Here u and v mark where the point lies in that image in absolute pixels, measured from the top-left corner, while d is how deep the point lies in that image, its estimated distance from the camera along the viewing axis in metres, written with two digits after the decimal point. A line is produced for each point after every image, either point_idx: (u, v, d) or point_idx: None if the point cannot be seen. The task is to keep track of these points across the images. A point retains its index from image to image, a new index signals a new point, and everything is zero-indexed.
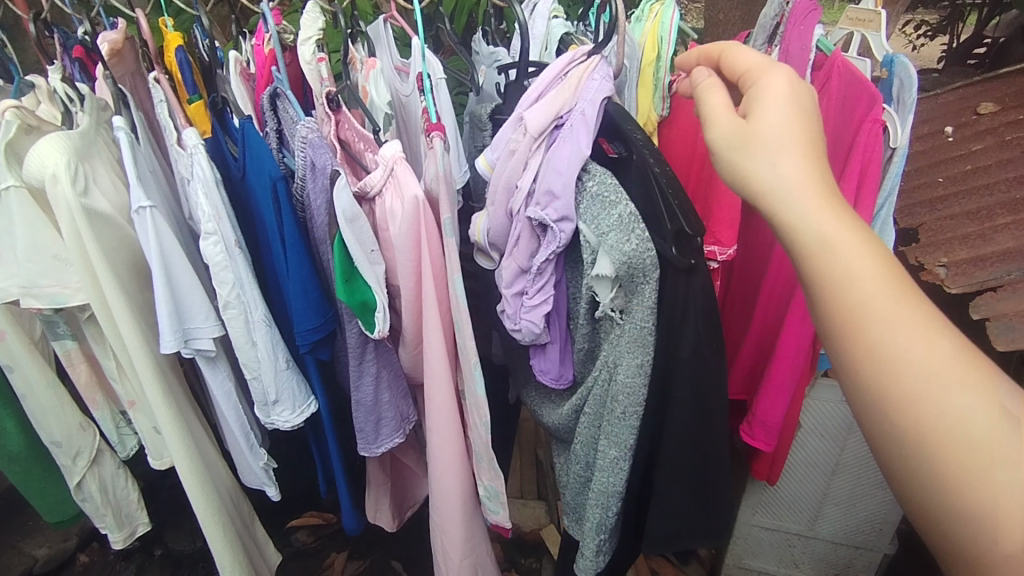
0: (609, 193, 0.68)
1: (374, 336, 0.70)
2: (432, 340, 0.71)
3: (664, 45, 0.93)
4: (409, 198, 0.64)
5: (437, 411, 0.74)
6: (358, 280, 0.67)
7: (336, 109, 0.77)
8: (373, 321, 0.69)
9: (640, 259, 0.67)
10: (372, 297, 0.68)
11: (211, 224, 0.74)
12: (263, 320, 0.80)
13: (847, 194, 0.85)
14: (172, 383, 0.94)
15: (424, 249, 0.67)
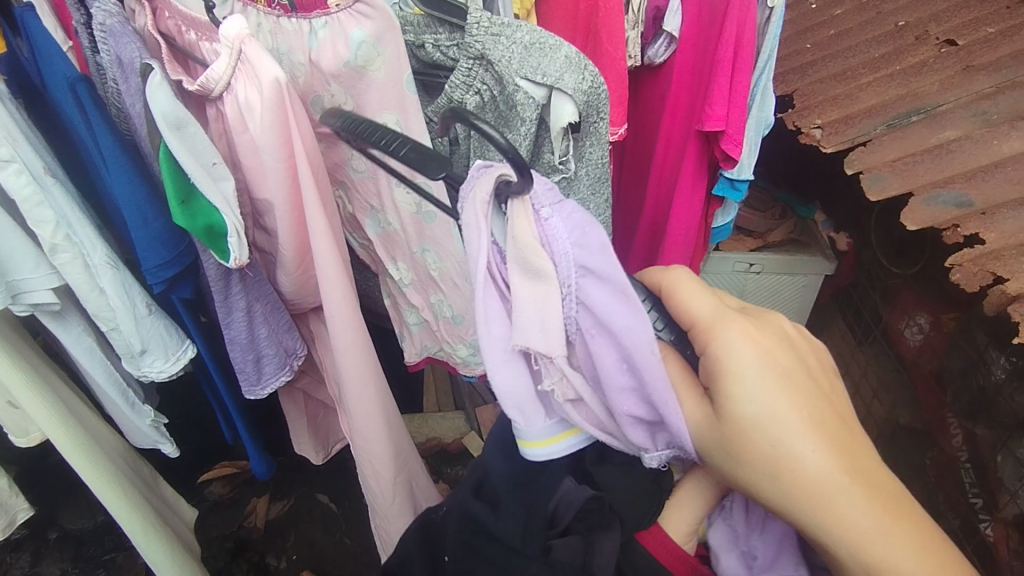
0: (543, 39, 0.70)
1: (231, 266, 0.60)
2: (322, 252, 0.62)
3: None
4: (267, 82, 0.53)
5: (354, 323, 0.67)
6: (198, 199, 0.57)
7: None
8: (226, 249, 0.59)
9: (595, 93, 0.72)
10: (219, 219, 0.58)
11: (4, 148, 0.59)
12: (106, 261, 0.69)
13: (727, 57, 0.84)
14: (24, 350, 0.81)
15: (297, 146, 0.57)
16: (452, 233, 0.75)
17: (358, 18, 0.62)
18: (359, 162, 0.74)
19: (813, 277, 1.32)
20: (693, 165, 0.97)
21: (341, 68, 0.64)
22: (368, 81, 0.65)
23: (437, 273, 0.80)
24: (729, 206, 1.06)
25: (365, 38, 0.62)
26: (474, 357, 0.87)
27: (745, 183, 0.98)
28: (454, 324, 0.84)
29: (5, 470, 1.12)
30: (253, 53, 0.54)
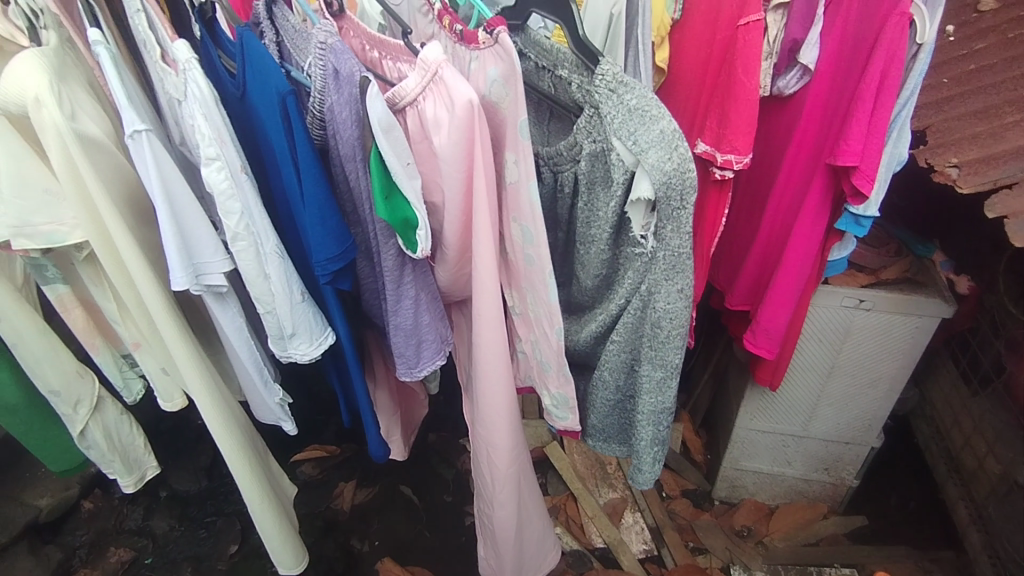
0: (650, 107, 0.68)
1: (417, 256, 0.65)
2: (483, 253, 0.68)
3: None
4: (462, 102, 0.59)
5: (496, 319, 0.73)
6: (397, 196, 0.63)
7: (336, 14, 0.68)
8: (415, 240, 0.64)
9: (679, 177, 0.68)
10: (413, 215, 0.63)
11: (213, 148, 0.69)
12: (277, 251, 0.76)
13: (869, 92, 0.83)
14: (185, 324, 0.91)
15: (479, 161, 0.63)
16: (548, 283, 0.76)
17: (496, 57, 0.65)
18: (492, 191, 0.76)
19: (928, 319, 1.27)
20: (816, 198, 0.97)
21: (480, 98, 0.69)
22: (500, 116, 0.68)
23: (533, 314, 0.82)
24: (847, 241, 1.04)
25: (498, 78, 0.66)
26: (557, 410, 0.90)
27: (870, 221, 0.96)
28: (543, 370, 0.87)
29: (142, 429, 1.24)
30: (448, 74, 0.60)
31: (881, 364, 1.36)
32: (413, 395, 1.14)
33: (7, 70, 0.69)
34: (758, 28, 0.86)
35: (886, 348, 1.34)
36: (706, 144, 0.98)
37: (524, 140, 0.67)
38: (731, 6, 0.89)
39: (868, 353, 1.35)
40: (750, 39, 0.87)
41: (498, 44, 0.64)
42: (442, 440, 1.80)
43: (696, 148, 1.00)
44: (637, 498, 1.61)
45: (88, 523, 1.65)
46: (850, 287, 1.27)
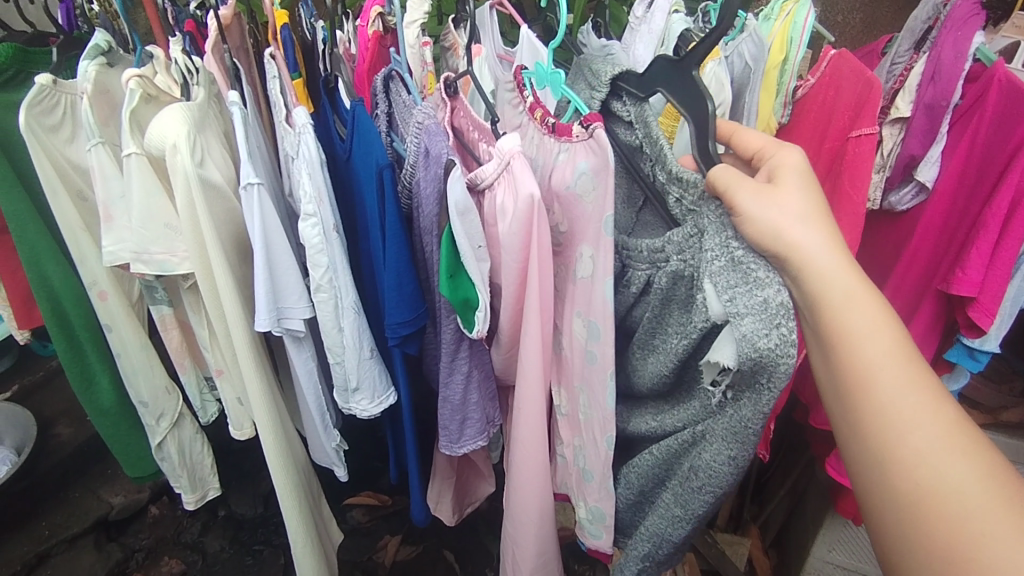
0: (752, 262, 0.55)
1: (473, 335, 0.65)
2: (528, 343, 0.69)
3: (795, 49, 0.86)
4: (523, 196, 0.59)
5: (537, 404, 0.72)
6: (462, 275, 0.64)
7: (452, 95, 0.74)
8: (472, 320, 0.65)
9: (773, 362, 0.53)
10: (474, 295, 0.64)
11: (312, 206, 0.73)
12: (353, 306, 0.79)
13: (995, 220, 0.76)
14: (263, 360, 0.96)
15: (534, 250, 0.63)
16: (607, 387, 0.73)
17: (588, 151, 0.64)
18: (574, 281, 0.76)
19: None
20: (925, 323, 0.90)
21: (563, 189, 0.69)
22: (583, 207, 0.67)
23: (583, 418, 0.79)
24: (960, 373, 0.93)
25: (587, 171, 0.65)
26: (591, 526, 0.84)
27: (988, 357, 0.86)
28: (583, 479, 0.83)
29: (212, 450, 1.30)
30: (517, 166, 0.60)
31: None
32: (476, 468, 1.10)
33: (156, 119, 0.79)
34: (870, 142, 0.81)
35: None
36: None
37: (604, 236, 0.65)
38: (843, 118, 0.85)
39: None
40: (861, 153, 0.82)
41: (593, 138, 0.63)
42: (493, 510, 1.75)
43: None
44: None
45: (150, 529, 1.74)
46: None
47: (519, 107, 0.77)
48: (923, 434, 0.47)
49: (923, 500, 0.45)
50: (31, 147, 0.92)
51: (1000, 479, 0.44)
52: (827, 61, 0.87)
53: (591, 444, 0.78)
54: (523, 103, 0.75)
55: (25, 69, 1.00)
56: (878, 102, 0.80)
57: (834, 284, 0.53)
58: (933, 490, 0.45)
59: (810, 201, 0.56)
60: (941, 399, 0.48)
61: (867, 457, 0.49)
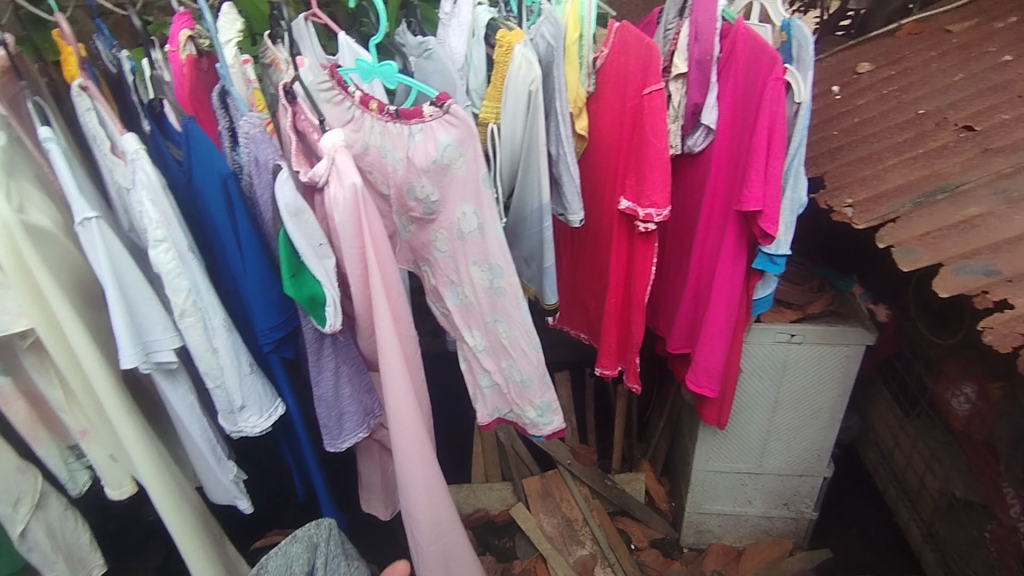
0: None
1: (326, 330, 0.71)
2: (382, 325, 0.74)
3: (585, 26, 0.99)
4: (347, 186, 0.67)
5: (405, 384, 0.78)
6: (304, 274, 0.68)
7: (292, 100, 0.78)
8: (323, 315, 0.70)
9: None
10: (320, 290, 0.69)
11: (160, 230, 0.73)
12: (223, 324, 0.80)
13: (761, 145, 0.94)
14: (133, 405, 0.91)
15: (367, 237, 0.70)
16: (520, 306, 0.87)
17: (447, 126, 0.76)
18: (443, 244, 0.85)
19: (855, 348, 1.36)
20: (733, 242, 1.06)
21: (430, 164, 0.78)
22: (452, 174, 0.79)
23: (506, 341, 0.90)
24: (768, 280, 1.12)
25: (450, 143, 0.77)
26: (542, 418, 0.96)
27: (783, 259, 1.04)
28: (522, 388, 0.94)
29: (88, 525, 1.19)
30: (337, 160, 0.68)
31: (820, 395, 1.44)
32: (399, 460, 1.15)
33: None
34: (660, 96, 0.97)
35: (822, 379, 1.42)
36: (626, 201, 1.07)
37: (485, 188, 0.80)
38: (634, 79, 0.99)
39: (807, 385, 1.43)
40: (657, 107, 0.97)
41: (449, 113, 0.76)
42: None
43: (619, 205, 1.09)
44: (607, 552, 1.57)
45: None
46: (781, 322, 1.36)
47: (344, 105, 0.79)
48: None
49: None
50: None
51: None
52: (614, 34, 1.01)
53: (520, 356, 0.90)
54: (349, 99, 0.79)
55: None
56: (659, 62, 0.95)
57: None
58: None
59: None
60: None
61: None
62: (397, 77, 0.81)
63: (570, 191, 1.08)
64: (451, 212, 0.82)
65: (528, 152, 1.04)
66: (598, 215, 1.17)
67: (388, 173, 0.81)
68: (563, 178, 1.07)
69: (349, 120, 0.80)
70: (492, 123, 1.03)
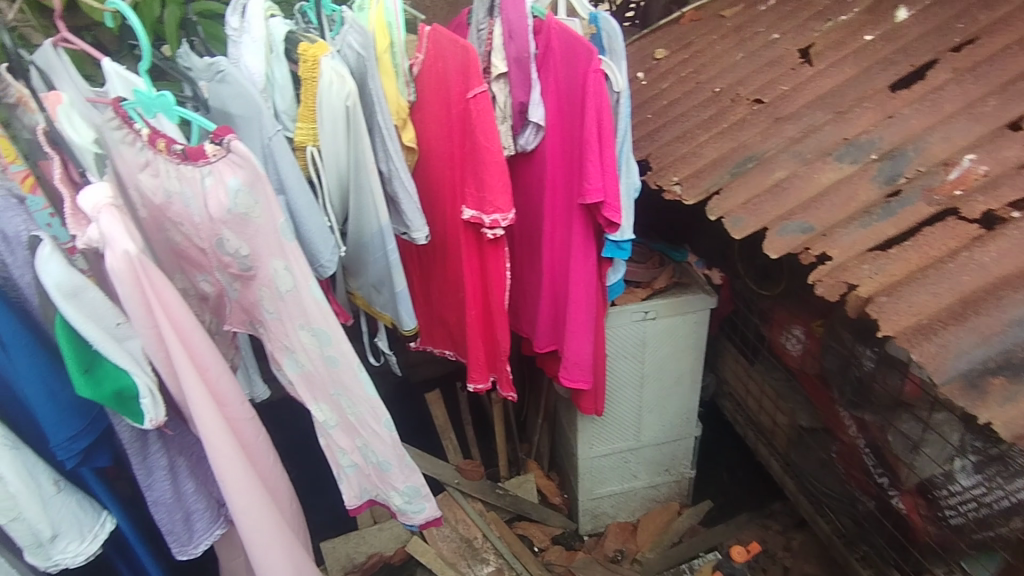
0: None
1: (149, 427, 0.58)
2: (203, 412, 0.61)
3: (395, 31, 0.93)
4: (118, 256, 0.54)
5: (248, 478, 0.65)
6: (100, 365, 0.55)
7: (55, 143, 0.66)
8: (141, 411, 0.58)
9: None
10: (126, 381, 0.56)
11: None
12: (4, 442, 0.62)
13: (592, 138, 0.95)
14: None
15: (160, 313, 0.58)
16: (359, 377, 0.77)
17: (233, 167, 0.66)
18: (268, 305, 0.74)
19: (701, 313, 1.46)
20: (581, 235, 1.06)
21: (225, 214, 0.68)
22: (253, 226, 0.68)
23: (354, 417, 0.81)
24: (618, 265, 1.15)
25: (241, 187, 0.66)
26: (410, 505, 0.88)
27: (628, 243, 1.07)
28: (383, 471, 0.85)
29: None
30: (102, 224, 0.54)
31: (678, 362, 1.52)
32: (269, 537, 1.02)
33: None
34: (485, 99, 0.93)
35: (678, 347, 1.50)
36: (469, 209, 1.02)
37: (290, 243, 0.69)
38: (457, 83, 0.95)
39: (667, 356, 1.50)
40: (483, 110, 0.93)
41: (232, 152, 0.65)
42: None
43: (463, 214, 1.04)
44: (513, 563, 1.53)
45: None
46: (634, 301, 1.42)
47: (138, 144, 0.70)
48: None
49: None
50: None
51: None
52: (426, 39, 0.96)
53: (373, 436, 0.81)
54: (139, 138, 0.69)
55: None
56: (478, 63, 0.91)
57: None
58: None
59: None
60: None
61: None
62: (181, 109, 0.69)
63: (410, 209, 1.01)
64: (264, 269, 0.71)
65: (357, 173, 0.95)
66: (442, 228, 1.11)
67: (196, 225, 0.70)
68: (398, 193, 1.00)
69: (147, 164, 0.70)
70: (310, 146, 0.92)
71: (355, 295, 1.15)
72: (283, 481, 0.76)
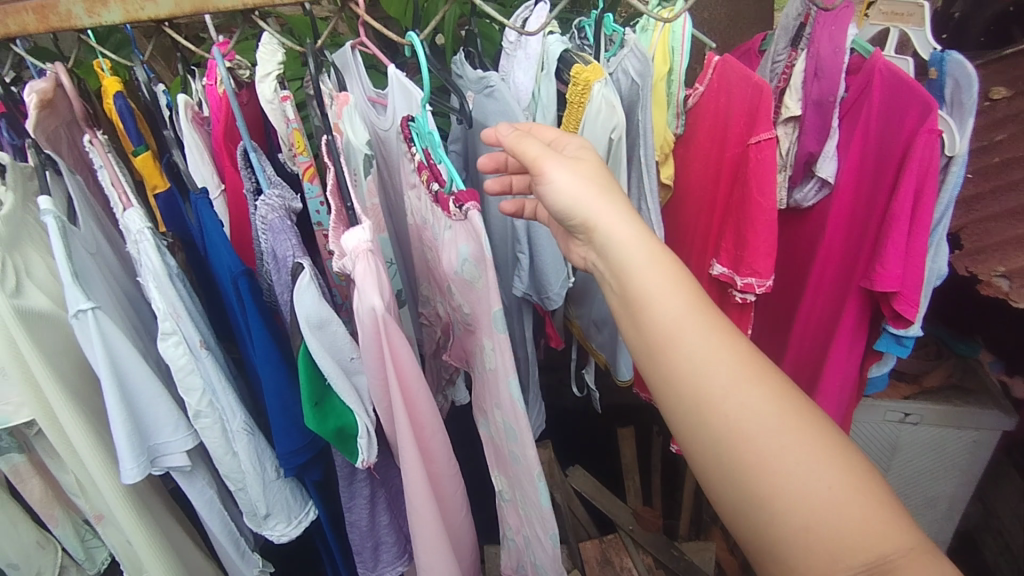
0: None
1: (359, 465, 0.60)
2: (410, 468, 0.59)
3: (677, 59, 0.81)
4: (363, 309, 0.52)
5: (438, 535, 0.63)
6: (330, 400, 0.57)
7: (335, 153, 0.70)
8: (355, 449, 0.59)
9: None
10: (351, 420, 0.58)
11: (169, 323, 0.61)
12: (244, 427, 0.67)
13: (903, 214, 0.75)
14: (149, 498, 0.81)
15: (390, 365, 0.55)
16: (537, 486, 0.70)
17: (468, 235, 0.61)
18: (481, 364, 0.72)
19: (985, 433, 1.14)
20: (853, 319, 0.87)
21: (454, 274, 0.65)
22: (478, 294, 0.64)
23: (525, 512, 0.74)
24: (887, 360, 0.92)
25: (469, 257, 0.62)
26: None
27: (914, 342, 0.85)
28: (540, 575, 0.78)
29: None
30: (358, 274, 0.52)
31: (936, 481, 1.22)
32: None
33: None
34: (771, 147, 0.78)
35: (940, 464, 1.20)
36: (721, 266, 0.90)
37: (499, 331, 0.63)
38: (738, 125, 0.82)
39: (922, 470, 1.21)
40: (764, 160, 0.79)
41: (468, 220, 0.60)
42: None
43: (712, 268, 0.93)
44: None
45: None
46: (893, 398, 1.15)
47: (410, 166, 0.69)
48: (750, 408, 0.48)
49: (730, 461, 0.48)
50: None
51: (863, 486, 0.46)
52: (712, 69, 0.83)
53: (537, 540, 0.74)
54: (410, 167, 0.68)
55: None
56: (769, 106, 0.77)
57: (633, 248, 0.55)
58: (755, 456, 0.47)
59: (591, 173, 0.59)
60: (844, 457, 0.46)
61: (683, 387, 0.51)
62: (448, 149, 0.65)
63: None
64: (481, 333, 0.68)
65: None
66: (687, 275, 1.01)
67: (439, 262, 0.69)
68: (642, 236, 0.91)
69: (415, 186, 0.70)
70: None
71: (572, 323, 1.10)
72: (469, 534, 0.73)
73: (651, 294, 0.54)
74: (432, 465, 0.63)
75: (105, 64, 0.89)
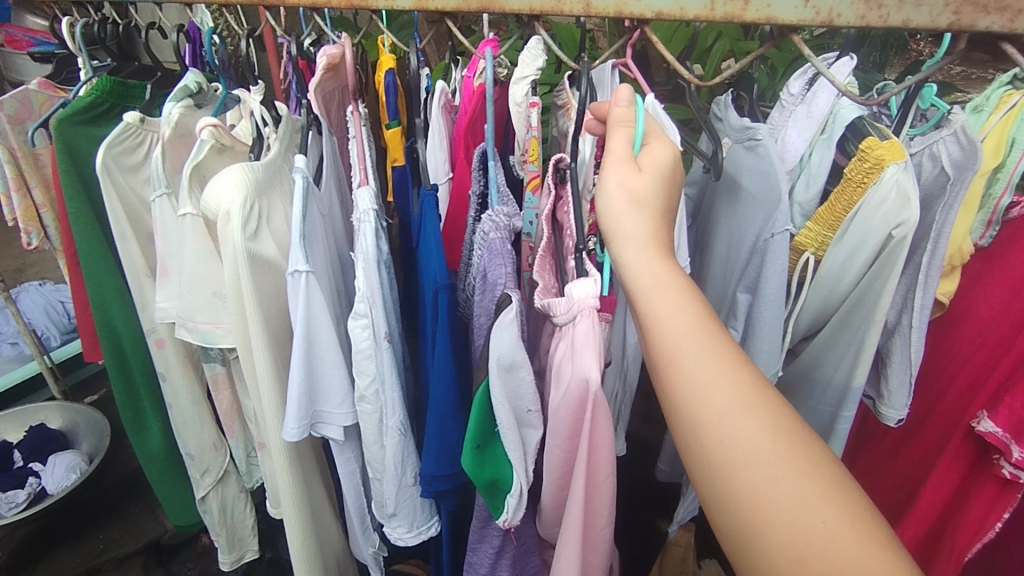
0: None
1: (499, 523, 0.61)
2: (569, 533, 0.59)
3: (1015, 157, 0.63)
4: (578, 378, 0.52)
5: None
6: (492, 445, 0.60)
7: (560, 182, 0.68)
8: (501, 507, 0.61)
9: None
10: (504, 476, 0.60)
11: (363, 306, 0.62)
12: (397, 427, 0.67)
13: None
14: (303, 451, 0.85)
15: (586, 432, 0.54)
16: None
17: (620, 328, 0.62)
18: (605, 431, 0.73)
19: None
20: None
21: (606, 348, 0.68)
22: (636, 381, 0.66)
23: None
24: None
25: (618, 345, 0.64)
26: None
27: None
28: None
29: (256, 510, 1.24)
30: (580, 332, 0.52)
31: None
32: None
33: (214, 181, 0.69)
34: None
35: None
36: (993, 423, 0.68)
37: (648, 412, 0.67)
38: None
39: None
40: None
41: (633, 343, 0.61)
42: None
43: (977, 421, 0.70)
44: None
45: (198, 559, 1.75)
46: None
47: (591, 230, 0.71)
48: (739, 417, 0.48)
49: (732, 480, 0.47)
50: (103, 185, 0.87)
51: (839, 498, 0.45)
52: None
53: None
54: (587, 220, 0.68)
55: (121, 104, 0.96)
56: None
57: (641, 270, 0.54)
58: (753, 476, 0.46)
59: (664, 183, 0.57)
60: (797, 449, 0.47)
61: (684, 430, 0.51)
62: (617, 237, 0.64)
63: (897, 379, 0.74)
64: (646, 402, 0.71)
65: (853, 308, 0.71)
66: (938, 411, 0.78)
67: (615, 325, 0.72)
68: (892, 354, 0.73)
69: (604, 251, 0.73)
70: (809, 252, 0.75)
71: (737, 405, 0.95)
72: None
73: (659, 326, 0.52)
74: (591, 554, 0.61)
75: (386, 43, 0.96)
